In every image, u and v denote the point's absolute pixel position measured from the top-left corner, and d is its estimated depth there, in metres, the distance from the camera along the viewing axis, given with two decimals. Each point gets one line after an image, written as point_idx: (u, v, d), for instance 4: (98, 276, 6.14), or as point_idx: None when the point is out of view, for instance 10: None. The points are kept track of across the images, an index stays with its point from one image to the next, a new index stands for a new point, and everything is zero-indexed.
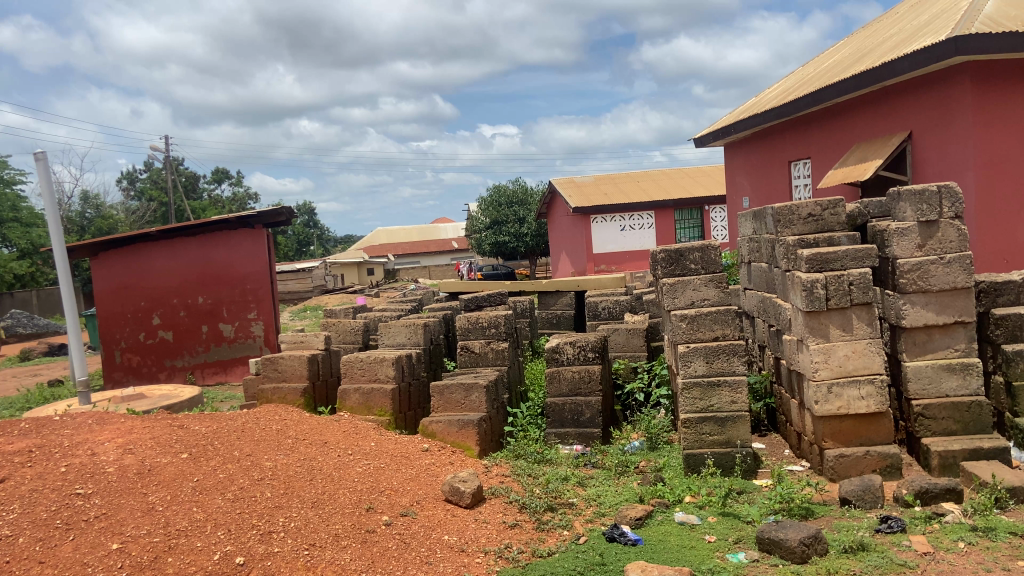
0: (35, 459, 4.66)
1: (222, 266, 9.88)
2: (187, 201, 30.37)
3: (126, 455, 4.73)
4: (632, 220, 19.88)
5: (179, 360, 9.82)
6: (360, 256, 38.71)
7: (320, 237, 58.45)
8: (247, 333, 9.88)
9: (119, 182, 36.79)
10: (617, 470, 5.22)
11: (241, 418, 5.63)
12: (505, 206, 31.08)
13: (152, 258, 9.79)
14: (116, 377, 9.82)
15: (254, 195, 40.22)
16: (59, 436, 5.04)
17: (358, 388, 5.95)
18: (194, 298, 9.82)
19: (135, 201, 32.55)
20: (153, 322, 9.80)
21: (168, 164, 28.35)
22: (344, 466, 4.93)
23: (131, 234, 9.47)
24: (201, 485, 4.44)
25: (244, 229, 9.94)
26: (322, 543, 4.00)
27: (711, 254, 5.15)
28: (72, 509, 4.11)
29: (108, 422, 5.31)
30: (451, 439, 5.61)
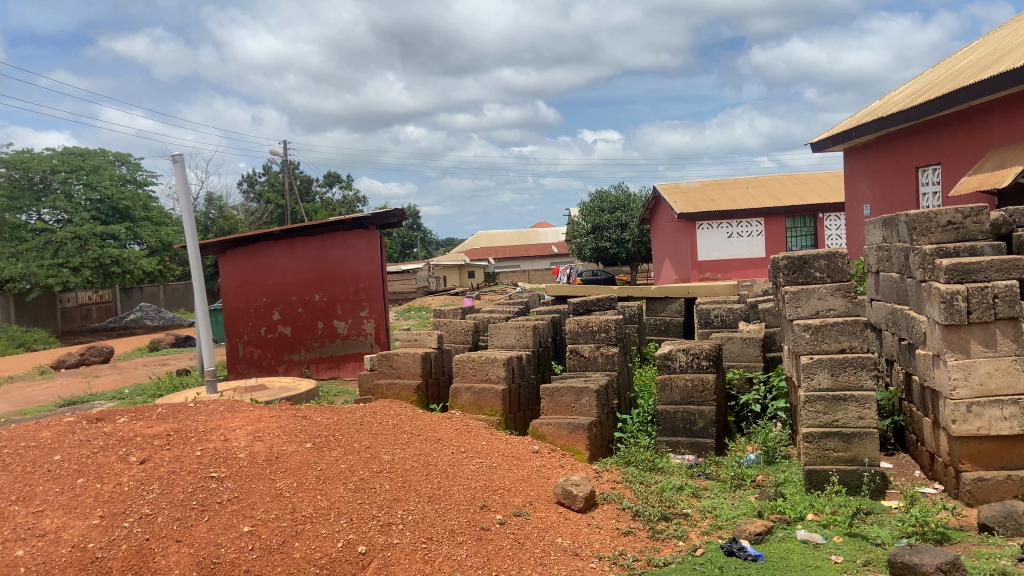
0: (173, 443, 4.98)
1: (337, 265, 10.20)
2: (300, 204, 31.75)
3: (255, 442, 4.97)
4: (740, 227, 19.38)
5: (296, 354, 10.22)
6: (462, 259, 39.43)
7: (422, 239, 59.96)
8: (358, 331, 10.14)
9: (240, 184, 38.77)
10: (732, 483, 5.08)
11: (359, 411, 5.81)
12: (608, 212, 30.83)
13: (272, 257, 10.25)
14: (239, 368, 10.35)
15: (362, 199, 41.59)
16: (194, 421, 5.35)
17: (469, 387, 6.04)
18: (311, 296, 10.20)
19: (254, 203, 34.28)
20: (273, 317, 10.26)
21: (284, 168, 29.60)
22: (457, 463, 5.00)
23: (253, 234, 9.97)
24: (324, 475, 4.62)
25: (359, 231, 10.23)
26: (439, 539, 4.08)
27: (838, 263, 4.97)
28: (206, 492, 4.35)
29: (237, 411, 5.59)
30: (561, 442, 5.61)
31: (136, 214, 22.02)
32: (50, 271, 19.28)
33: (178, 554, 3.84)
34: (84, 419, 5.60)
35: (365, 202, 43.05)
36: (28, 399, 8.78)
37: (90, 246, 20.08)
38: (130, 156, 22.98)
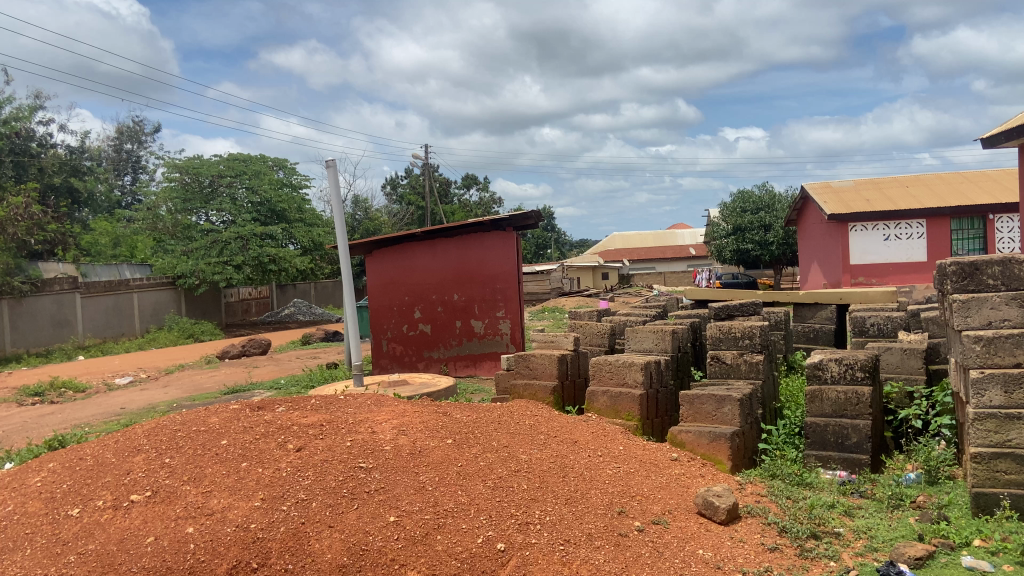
0: (325, 432, 5.28)
1: (475, 265, 10.41)
2: (440, 206, 32.80)
3: (399, 435, 5.18)
4: (898, 229, 18.13)
5: (435, 352, 10.55)
6: (597, 260, 39.33)
7: (556, 240, 60.40)
8: (495, 330, 10.28)
9: (385, 187, 40.57)
10: (889, 503, 4.75)
11: (497, 410, 5.91)
12: (750, 212, 29.74)
13: (415, 257, 10.63)
14: (382, 363, 10.87)
15: (498, 200, 42.50)
16: (344, 413, 5.65)
17: (606, 391, 6.01)
18: (450, 295, 10.48)
19: (397, 204, 35.80)
20: (414, 316, 10.65)
21: (426, 172, 30.65)
22: (594, 466, 4.98)
23: (397, 235, 10.39)
24: (464, 471, 4.75)
25: (497, 232, 10.37)
26: (577, 541, 4.08)
27: (1015, 269, 4.51)
28: (355, 481, 4.61)
29: (383, 404, 5.84)
30: (701, 451, 5.46)
31: (291, 216, 23.50)
32: (216, 269, 20.98)
33: (331, 539, 4.09)
34: (246, 407, 6.03)
35: (501, 203, 43.91)
36: (197, 386, 9.61)
37: (250, 245, 21.60)
38: (287, 161, 24.52)
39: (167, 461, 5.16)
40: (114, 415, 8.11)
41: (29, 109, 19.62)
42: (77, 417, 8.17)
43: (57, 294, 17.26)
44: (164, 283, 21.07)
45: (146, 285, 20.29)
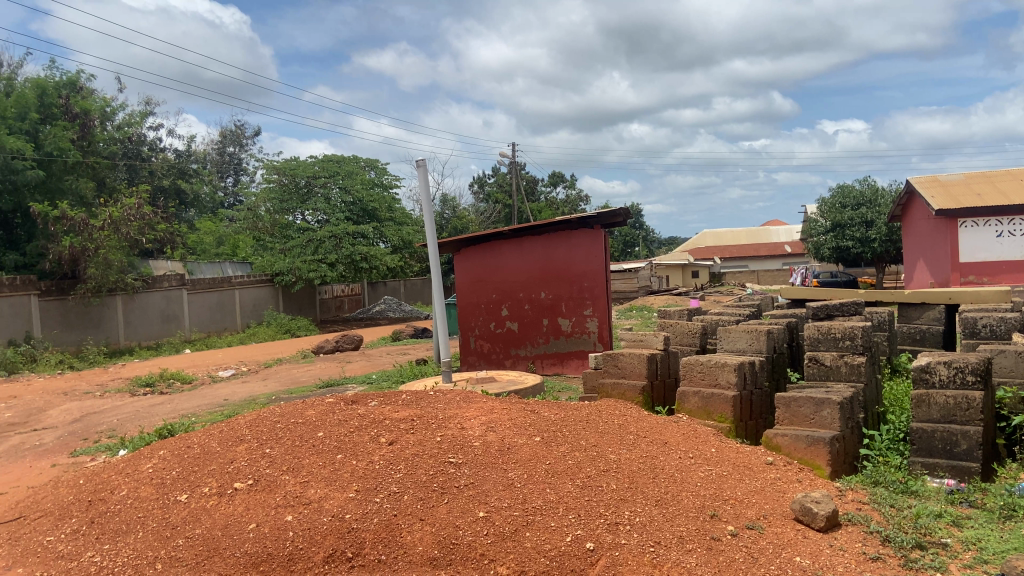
0: (416, 427, 5.38)
1: (562, 264, 10.32)
2: (527, 204, 32.95)
3: (488, 432, 5.24)
4: (1014, 225, 16.90)
5: (522, 349, 10.58)
6: (686, 258, 38.69)
7: (645, 238, 59.72)
8: (582, 329, 10.15)
9: (472, 186, 41.11)
10: (1002, 514, 4.46)
11: (586, 409, 5.88)
12: (850, 208, 28.60)
13: (503, 255, 10.70)
14: (470, 360, 11.03)
15: (585, 198, 42.49)
16: (434, 408, 5.74)
17: (697, 391, 5.89)
18: (537, 294, 10.47)
19: (484, 203, 36.19)
20: (502, 313, 10.72)
21: (513, 170, 30.85)
22: (686, 468, 4.88)
23: (485, 233, 10.49)
24: (552, 469, 4.77)
25: (584, 230, 10.22)
26: (667, 544, 4.01)
27: None
28: (445, 476, 4.74)
29: (471, 401, 5.91)
30: (798, 456, 5.27)
31: (382, 215, 24.08)
32: (311, 266, 21.73)
33: (422, 532, 4.25)
34: (341, 400, 6.21)
35: (587, 201, 43.78)
36: (294, 379, 9.98)
37: (343, 244, 22.23)
38: (378, 161, 25.14)
39: (268, 451, 5.38)
40: (218, 406, 8.52)
41: (142, 115, 20.80)
42: (184, 407, 8.62)
43: (165, 291, 18.27)
44: (264, 280, 22.05)
45: (247, 282, 21.24)
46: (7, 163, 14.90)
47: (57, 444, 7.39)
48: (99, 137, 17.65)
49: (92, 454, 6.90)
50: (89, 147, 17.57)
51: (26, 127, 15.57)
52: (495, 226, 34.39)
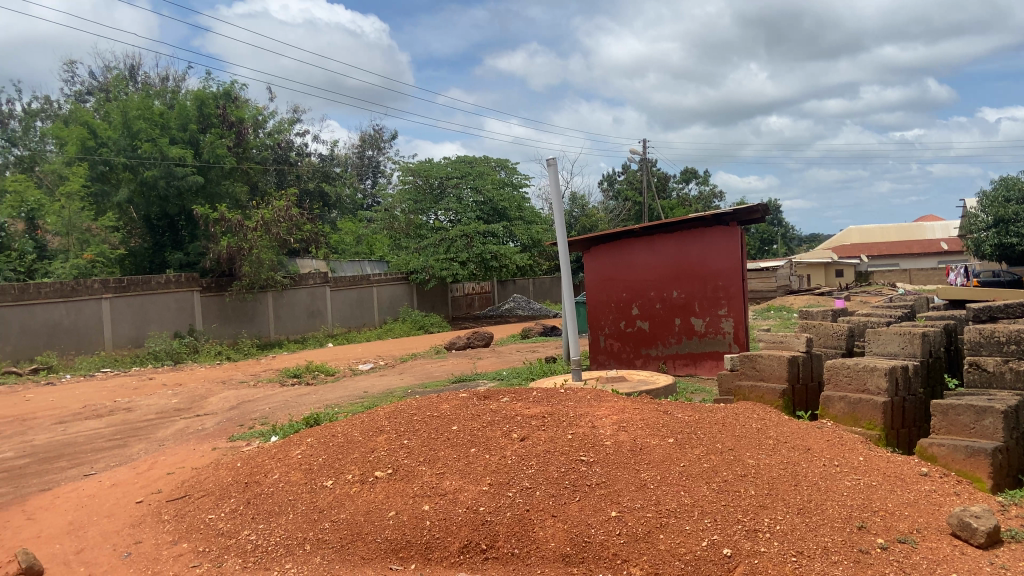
0: (548, 424, 5.42)
1: (696, 262, 10.04)
2: (658, 200, 32.40)
3: (620, 431, 5.20)
4: None
5: (654, 349, 10.41)
6: (829, 256, 36.75)
7: (784, 235, 57.34)
8: (716, 329, 9.84)
9: (603, 183, 40.96)
10: None
11: (722, 411, 5.70)
12: (1016, 201, 26.09)
13: (635, 253, 10.57)
14: (600, 359, 11.00)
15: (719, 194, 41.38)
16: (565, 406, 5.76)
17: (844, 396, 5.59)
18: (669, 292, 10.25)
19: (615, 200, 35.99)
20: (633, 312, 10.60)
21: (644, 167, 30.42)
22: (831, 477, 4.63)
23: (616, 231, 10.41)
24: (687, 472, 4.68)
25: (720, 227, 9.87)
26: (811, 554, 3.83)
27: None
28: (577, 473, 4.76)
29: (603, 400, 5.87)
30: (956, 467, 4.90)
31: (512, 214, 24.40)
32: (443, 265, 22.36)
33: (554, 528, 4.31)
34: (474, 396, 6.35)
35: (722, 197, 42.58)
36: (428, 374, 10.31)
37: (474, 243, 22.68)
38: (508, 161, 25.49)
39: (406, 442, 5.59)
40: (358, 397, 8.94)
41: (289, 123, 22.11)
42: (328, 398, 9.10)
43: (310, 287, 19.38)
44: (399, 278, 22.95)
45: (383, 280, 22.18)
46: (171, 170, 16.25)
47: (217, 429, 8.01)
48: (252, 144, 18.92)
49: (247, 439, 7.43)
50: (243, 154, 18.85)
51: (188, 137, 16.91)
52: (626, 223, 34.08)
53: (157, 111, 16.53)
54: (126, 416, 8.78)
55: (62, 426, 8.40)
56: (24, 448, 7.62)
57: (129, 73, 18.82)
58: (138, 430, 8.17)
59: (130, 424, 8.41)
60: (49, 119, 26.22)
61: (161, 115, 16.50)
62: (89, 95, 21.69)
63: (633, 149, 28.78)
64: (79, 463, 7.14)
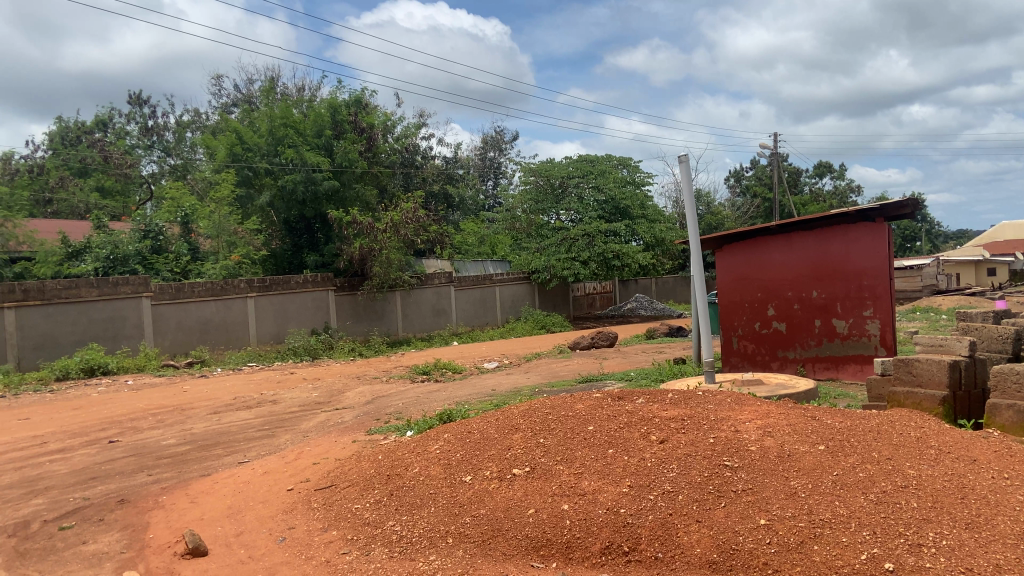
0: (688, 427, 5.31)
1: (838, 261, 9.57)
2: (788, 196, 31.10)
3: (765, 437, 5.03)
4: None
5: (791, 352, 10.01)
6: (980, 254, 34.09)
7: (928, 231, 53.74)
8: (861, 331, 9.34)
9: (729, 180, 39.82)
10: None
11: (875, 418, 5.41)
12: None
13: (770, 252, 10.20)
14: (733, 361, 10.70)
15: (855, 189, 39.29)
16: (705, 409, 5.62)
17: (1013, 405, 5.17)
18: (809, 292, 9.82)
19: (742, 197, 34.92)
20: (768, 313, 10.24)
21: (774, 162, 29.27)
22: (1003, 490, 4.28)
23: (750, 230, 10.09)
24: (841, 481, 4.46)
25: (865, 223, 9.34)
26: (983, 573, 3.55)
27: None
28: (721, 478, 4.63)
29: (744, 404, 5.69)
30: None
31: (635, 212, 24.05)
32: (565, 264, 22.41)
33: (699, 533, 4.21)
34: (609, 396, 6.31)
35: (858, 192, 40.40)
36: (554, 373, 10.34)
37: (596, 242, 22.57)
38: (631, 159, 25.20)
39: (542, 441, 5.62)
40: (488, 395, 9.09)
41: (416, 127, 22.76)
42: (458, 395, 9.31)
43: (436, 287, 19.93)
44: (521, 278, 23.17)
45: (506, 279, 22.47)
46: (309, 175, 17.10)
47: (355, 423, 8.36)
48: (381, 148, 19.59)
49: (384, 433, 7.71)
50: (373, 158, 19.59)
51: (323, 142, 17.74)
52: (753, 221, 32.99)
53: (294, 119, 17.43)
54: (273, 408, 9.32)
55: (216, 416, 9.01)
56: (185, 435, 8.23)
57: (270, 84, 19.93)
58: (284, 422, 8.65)
59: (276, 416, 8.92)
60: (198, 130, 28.26)
61: (298, 122, 17.47)
62: (235, 106, 23.18)
63: (762, 143, 27.70)
64: (233, 451, 7.64)
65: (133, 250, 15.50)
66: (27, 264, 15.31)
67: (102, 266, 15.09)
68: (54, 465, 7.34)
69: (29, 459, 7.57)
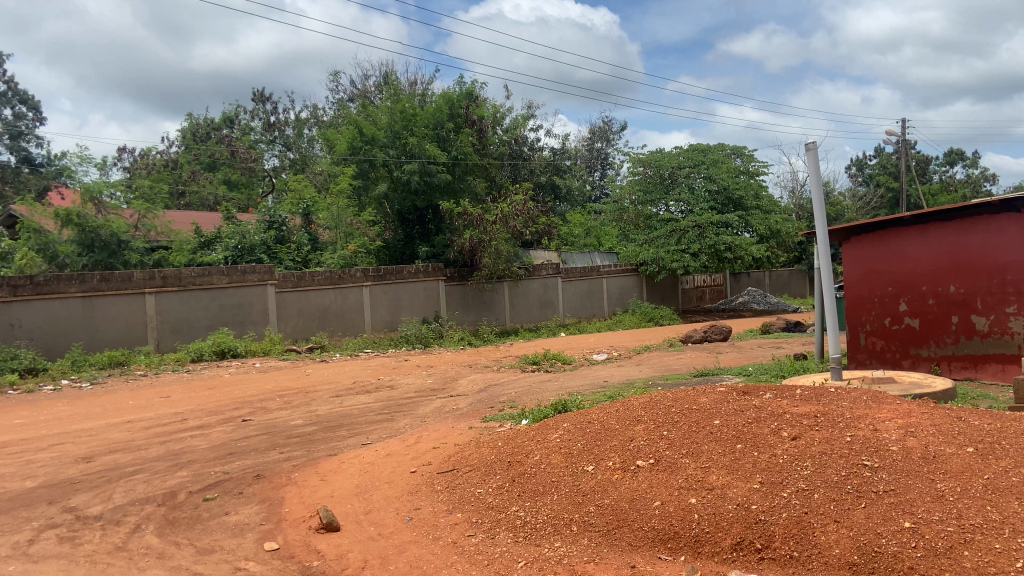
0: (822, 424, 5.13)
1: (978, 254, 8.94)
2: (916, 185, 29.38)
3: (907, 437, 4.80)
4: None
5: (924, 350, 9.54)
6: None
7: None
8: (1003, 329, 8.69)
9: (851, 169, 38.04)
10: None
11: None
12: None
13: (903, 244, 9.73)
14: (860, 357, 10.39)
15: (991, 178, 36.68)
16: (839, 406, 5.42)
17: None
18: (945, 287, 9.26)
19: (865, 187, 33.25)
20: (900, 308, 9.78)
21: (901, 150, 27.67)
22: None
23: (879, 221, 9.68)
24: (992, 485, 4.20)
25: (1008, 214, 8.64)
26: None
27: None
28: (861, 479, 4.44)
29: (882, 402, 5.45)
30: None
31: (749, 203, 23.26)
32: (675, 256, 22.08)
33: (838, 534, 4.06)
34: (734, 390, 6.17)
35: (995, 181, 37.70)
36: (667, 366, 10.20)
37: (707, 233, 22.08)
38: (745, 148, 24.45)
39: (666, 434, 5.56)
40: (601, 386, 9.07)
41: (525, 118, 22.88)
42: (571, 385, 9.33)
43: (544, 278, 20.04)
44: (629, 270, 22.99)
45: (613, 271, 22.34)
46: (424, 167, 17.53)
47: (471, 410, 8.52)
48: (491, 140, 19.81)
49: (500, 421, 7.82)
50: (484, 150, 19.85)
51: (438, 135, 18.10)
52: (876, 213, 31.41)
53: (413, 113, 17.87)
54: (392, 393, 9.63)
55: (338, 399, 9.39)
56: (311, 417, 8.63)
57: (386, 78, 20.50)
58: (404, 407, 8.92)
59: (394, 401, 9.22)
60: (316, 125, 29.44)
61: (414, 115, 17.91)
62: (351, 101, 23.98)
63: (888, 131, 26.25)
64: (357, 433, 7.94)
65: (259, 240, 16.37)
66: (164, 253, 16.45)
67: (231, 255, 16.11)
68: (194, 441, 7.84)
69: (171, 434, 8.12)
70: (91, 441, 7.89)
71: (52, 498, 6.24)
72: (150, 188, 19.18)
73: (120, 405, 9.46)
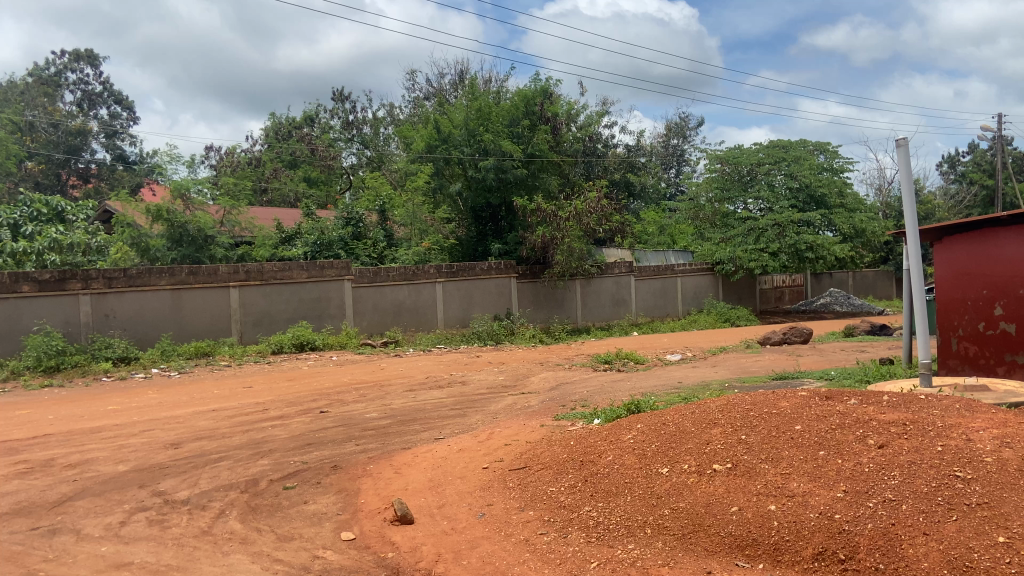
0: (910, 433, 4.91)
1: None
2: (1014, 183, 27.80)
3: (1003, 448, 4.54)
4: None
5: (1020, 357, 8.94)
6: None
7: None
8: None
9: (944, 166, 36.26)
10: None
11: None
12: None
13: (998, 244, 9.18)
14: (951, 363, 9.94)
15: None
16: (929, 414, 5.17)
17: None
18: None
19: (958, 185, 31.67)
20: (995, 312, 9.24)
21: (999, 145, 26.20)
22: None
23: (973, 221, 9.18)
24: None
25: None
26: None
27: None
28: (952, 490, 4.23)
29: (977, 411, 5.17)
30: None
31: (831, 202, 22.48)
32: (752, 256, 21.57)
33: (927, 547, 3.87)
34: (816, 395, 5.97)
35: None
36: (744, 369, 9.95)
37: (787, 232, 21.46)
38: (828, 144, 23.63)
39: (744, 438, 5.42)
40: (675, 387, 8.92)
41: (600, 115, 22.72)
42: (644, 385, 9.21)
43: (616, 276, 19.87)
44: (704, 269, 22.57)
45: (688, 270, 21.98)
46: (498, 164, 17.50)
47: (543, 407, 8.52)
48: (566, 137, 19.75)
49: (572, 419, 7.79)
50: (558, 147, 19.78)
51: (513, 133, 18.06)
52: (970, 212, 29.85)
53: (487, 112, 17.87)
54: (464, 389, 9.71)
55: (412, 393, 9.53)
56: (386, 410, 8.78)
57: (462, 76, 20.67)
58: (476, 402, 8.99)
59: (467, 396, 9.29)
60: (392, 124, 29.97)
61: (489, 113, 17.95)
62: (427, 99, 24.30)
63: (985, 126, 24.91)
64: (430, 428, 8.03)
65: (337, 236, 16.83)
66: (248, 248, 17.09)
67: (310, 251, 16.67)
68: (274, 430, 8.09)
69: (253, 423, 8.40)
70: (178, 428, 8.24)
71: (143, 482, 6.55)
72: (235, 185, 19.90)
73: (206, 393, 9.86)
